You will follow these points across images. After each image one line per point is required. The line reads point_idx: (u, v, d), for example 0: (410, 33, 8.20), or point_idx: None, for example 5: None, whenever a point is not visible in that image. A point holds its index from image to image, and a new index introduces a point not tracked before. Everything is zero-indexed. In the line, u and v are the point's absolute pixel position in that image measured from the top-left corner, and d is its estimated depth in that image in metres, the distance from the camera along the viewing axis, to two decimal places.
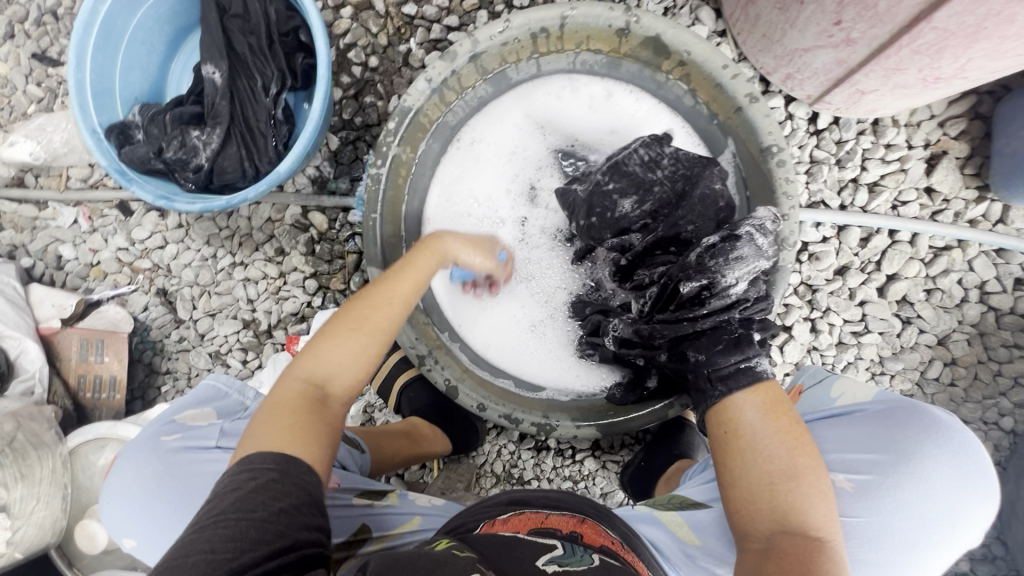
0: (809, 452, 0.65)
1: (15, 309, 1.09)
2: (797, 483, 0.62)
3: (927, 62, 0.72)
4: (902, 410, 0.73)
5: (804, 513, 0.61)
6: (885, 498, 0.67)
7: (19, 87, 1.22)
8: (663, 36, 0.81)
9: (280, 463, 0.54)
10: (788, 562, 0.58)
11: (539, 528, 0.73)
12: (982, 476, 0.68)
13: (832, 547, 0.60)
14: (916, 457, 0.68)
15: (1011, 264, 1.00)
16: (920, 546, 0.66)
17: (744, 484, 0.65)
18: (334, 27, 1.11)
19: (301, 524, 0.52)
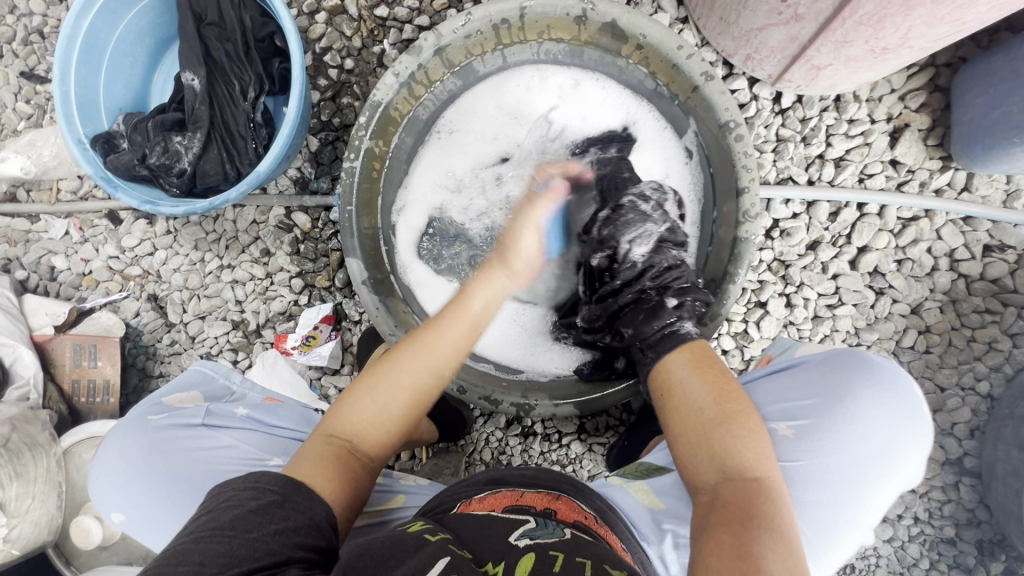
0: (739, 399, 0.67)
1: (9, 318, 1.12)
2: (730, 428, 0.64)
3: (871, 33, 0.75)
4: (838, 356, 0.79)
5: (741, 458, 0.63)
6: (821, 439, 0.73)
7: (9, 105, 1.25)
8: (620, 22, 0.84)
9: (284, 489, 0.56)
10: (728, 510, 0.59)
11: (514, 505, 0.71)
12: (916, 410, 0.73)
13: (773, 485, 0.61)
14: (850, 398, 0.74)
15: (979, 231, 1.02)
16: (859, 481, 0.72)
17: (683, 438, 0.67)
18: (309, 32, 1.15)
19: (294, 543, 0.53)
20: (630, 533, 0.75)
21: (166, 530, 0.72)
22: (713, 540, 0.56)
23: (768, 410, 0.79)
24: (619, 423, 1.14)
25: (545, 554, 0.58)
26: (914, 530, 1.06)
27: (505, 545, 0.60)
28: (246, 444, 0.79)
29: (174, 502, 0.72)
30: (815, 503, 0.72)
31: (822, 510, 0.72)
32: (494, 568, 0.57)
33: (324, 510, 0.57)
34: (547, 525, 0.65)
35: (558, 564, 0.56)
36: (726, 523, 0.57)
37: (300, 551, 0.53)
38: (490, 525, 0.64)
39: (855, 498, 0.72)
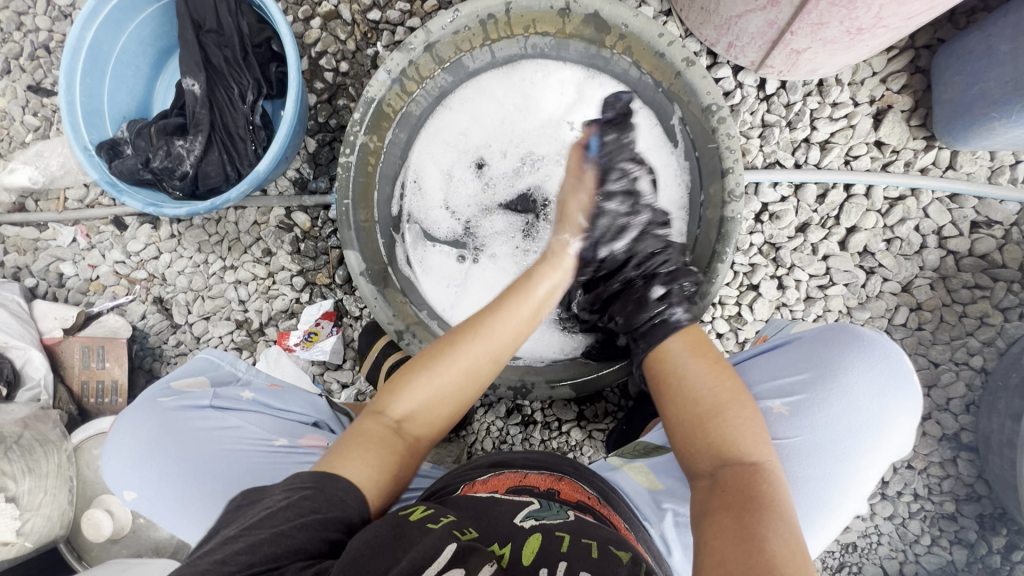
0: (734, 388, 0.69)
1: (20, 322, 1.15)
2: (725, 416, 0.67)
3: (845, 13, 0.78)
4: (831, 331, 0.79)
5: (739, 443, 0.65)
6: (814, 416, 0.74)
7: (17, 118, 1.29)
8: (602, 12, 0.87)
9: (315, 482, 0.58)
10: (728, 493, 0.61)
11: (517, 486, 0.71)
12: (906, 382, 0.75)
13: (769, 469, 0.63)
14: (842, 372, 0.75)
15: (965, 208, 1.04)
16: (852, 454, 0.73)
17: (681, 424, 0.69)
18: (304, 37, 1.18)
19: (319, 537, 0.53)
20: (632, 514, 0.75)
21: (178, 504, 0.79)
22: (716, 523, 0.58)
23: (763, 387, 0.79)
24: (618, 408, 1.15)
25: (552, 534, 0.58)
26: (914, 506, 1.07)
27: (511, 526, 0.59)
28: (253, 424, 0.87)
29: (188, 475, 0.80)
30: (810, 476, 0.73)
31: (818, 484, 0.73)
32: (501, 549, 0.57)
33: (357, 506, 0.58)
34: (551, 506, 0.66)
35: (565, 545, 0.57)
36: (727, 507, 0.59)
37: (324, 545, 0.53)
38: (493, 507, 0.63)
39: (848, 470, 0.73)
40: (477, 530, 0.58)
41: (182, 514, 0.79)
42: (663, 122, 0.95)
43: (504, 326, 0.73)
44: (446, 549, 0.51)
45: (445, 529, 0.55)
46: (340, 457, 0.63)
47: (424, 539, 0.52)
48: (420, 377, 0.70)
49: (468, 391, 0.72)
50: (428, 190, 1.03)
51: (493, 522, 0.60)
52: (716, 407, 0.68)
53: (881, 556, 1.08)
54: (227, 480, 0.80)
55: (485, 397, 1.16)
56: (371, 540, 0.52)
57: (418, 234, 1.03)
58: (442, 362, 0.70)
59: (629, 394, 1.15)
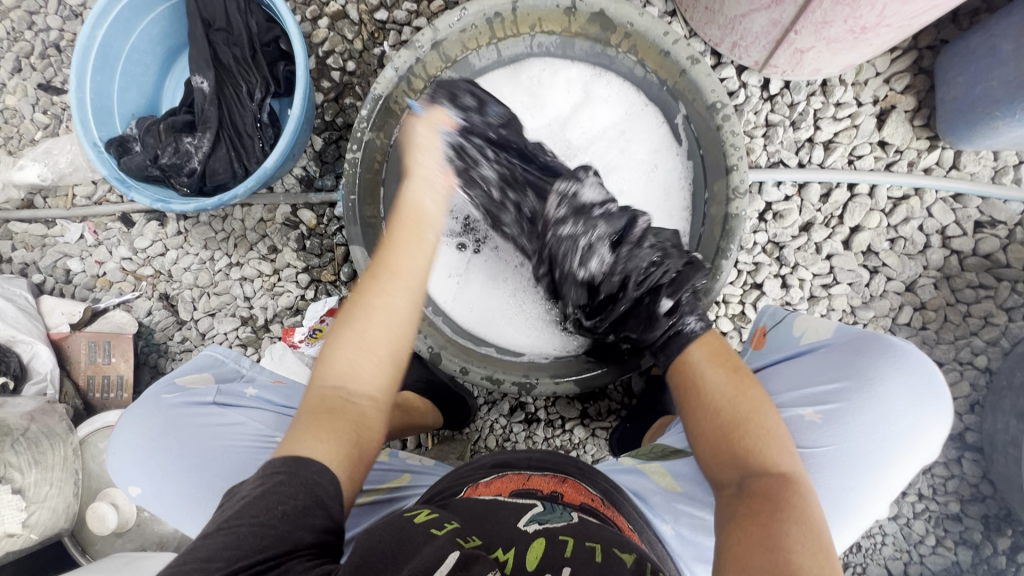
0: (762, 401, 0.69)
1: (28, 317, 1.16)
2: (750, 424, 0.67)
3: (849, 12, 0.79)
4: (862, 340, 0.79)
5: (766, 455, 0.65)
6: (849, 425, 0.74)
7: (27, 116, 1.30)
8: (607, 11, 0.88)
9: (287, 465, 0.57)
10: (755, 500, 0.61)
11: (521, 489, 0.70)
12: (938, 393, 0.75)
13: (798, 480, 0.63)
14: (879, 382, 0.75)
15: (969, 207, 1.04)
16: (883, 463, 0.73)
17: (708, 434, 0.70)
18: (312, 37, 1.19)
19: (303, 527, 0.54)
20: (637, 513, 0.75)
21: (181, 499, 0.80)
22: (741, 531, 0.59)
23: (794, 395, 0.78)
24: (621, 407, 1.16)
25: (555, 539, 0.58)
26: (919, 506, 1.06)
27: (514, 531, 0.59)
28: (255, 420, 0.87)
29: (192, 471, 0.80)
30: (840, 484, 0.72)
31: (848, 491, 0.72)
32: (504, 554, 0.55)
33: (331, 485, 0.58)
34: (554, 510, 0.65)
35: (568, 550, 0.56)
36: (755, 514, 0.59)
37: (309, 534, 0.54)
38: (496, 511, 0.63)
39: (879, 480, 0.73)
40: (481, 534, 0.58)
41: (184, 509, 0.79)
42: (668, 120, 0.96)
43: (411, 261, 0.71)
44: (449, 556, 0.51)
45: (448, 536, 0.54)
46: (293, 433, 0.62)
47: (426, 546, 0.53)
48: (349, 334, 0.67)
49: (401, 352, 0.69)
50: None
51: (497, 523, 0.60)
52: (745, 417, 0.68)
53: (885, 556, 1.08)
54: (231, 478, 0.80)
55: (489, 395, 1.17)
56: (373, 548, 0.54)
57: None
58: (358, 319, 0.68)
59: (633, 392, 1.15)
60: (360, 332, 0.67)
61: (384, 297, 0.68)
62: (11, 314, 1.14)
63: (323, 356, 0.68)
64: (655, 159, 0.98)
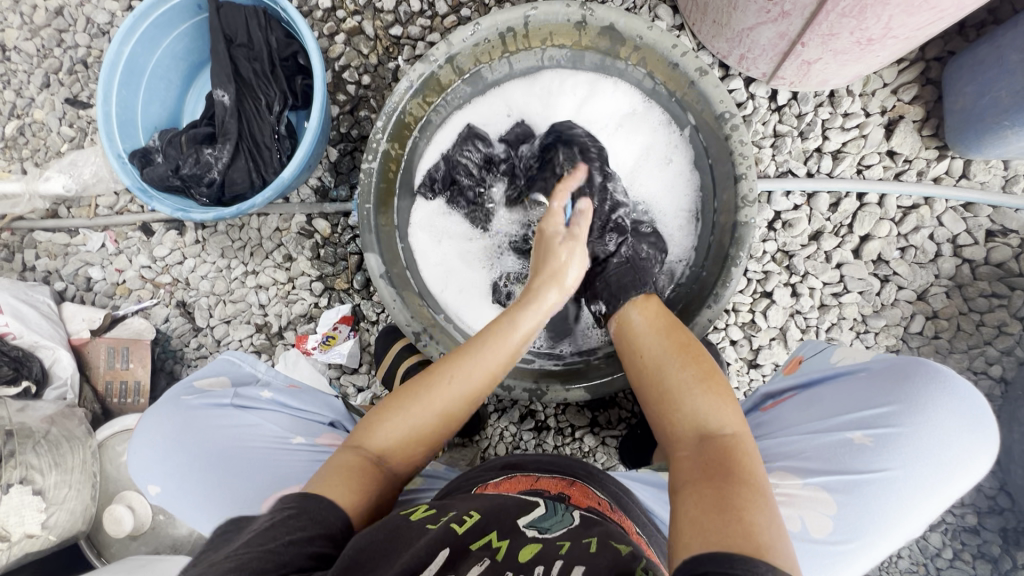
0: (706, 365, 0.70)
1: (50, 322, 1.19)
2: (696, 391, 0.66)
3: (855, 24, 0.80)
4: (911, 362, 0.76)
5: (711, 415, 0.64)
6: (902, 449, 0.72)
7: (54, 129, 1.35)
8: (617, 25, 0.89)
9: (298, 501, 0.59)
10: (709, 465, 0.58)
11: (529, 489, 0.71)
12: (985, 418, 0.73)
13: (744, 441, 0.61)
14: (931, 408, 0.73)
15: (980, 216, 1.04)
16: (931, 489, 0.71)
17: (654, 404, 0.70)
18: (329, 52, 1.23)
19: (304, 553, 0.54)
20: (647, 518, 0.75)
21: (197, 500, 0.81)
22: (691, 489, 0.56)
23: (843, 419, 0.76)
24: (631, 415, 1.15)
25: (552, 543, 0.56)
26: (936, 519, 1.05)
27: (512, 526, 0.59)
28: (272, 423, 0.88)
29: (214, 472, 0.82)
30: (889, 509, 0.71)
31: (896, 517, 0.71)
32: (498, 542, 0.56)
33: (341, 521, 0.60)
34: (555, 511, 0.64)
35: (564, 548, 0.55)
36: (706, 478, 0.56)
37: (309, 560, 0.54)
38: (502, 501, 0.63)
39: (925, 505, 0.72)
40: (481, 512, 0.60)
41: (199, 512, 0.80)
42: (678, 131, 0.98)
43: (485, 359, 0.72)
44: (439, 554, 0.53)
45: (443, 529, 0.57)
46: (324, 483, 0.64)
47: (418, 541, 0.55)
48: (400, 412, 0.70)
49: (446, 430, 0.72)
50: (429, 213, 1.06)
51: (498, 511, 0.61)
52: (689, 378, 0.68)
53: (902, 570, 1.06)
54: (252, 484, 0.80)
55: (499, 402, 1.17)
56: (363, 548, 0.54)
57: (435, 239, 1.06)
58: (417, 398, 0.70)
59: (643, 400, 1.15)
60: (421, 412, 0.70)
61: (458, 388, 0.71)
62: (34, 320, 1.17)
63: (378, 414, 0.71)
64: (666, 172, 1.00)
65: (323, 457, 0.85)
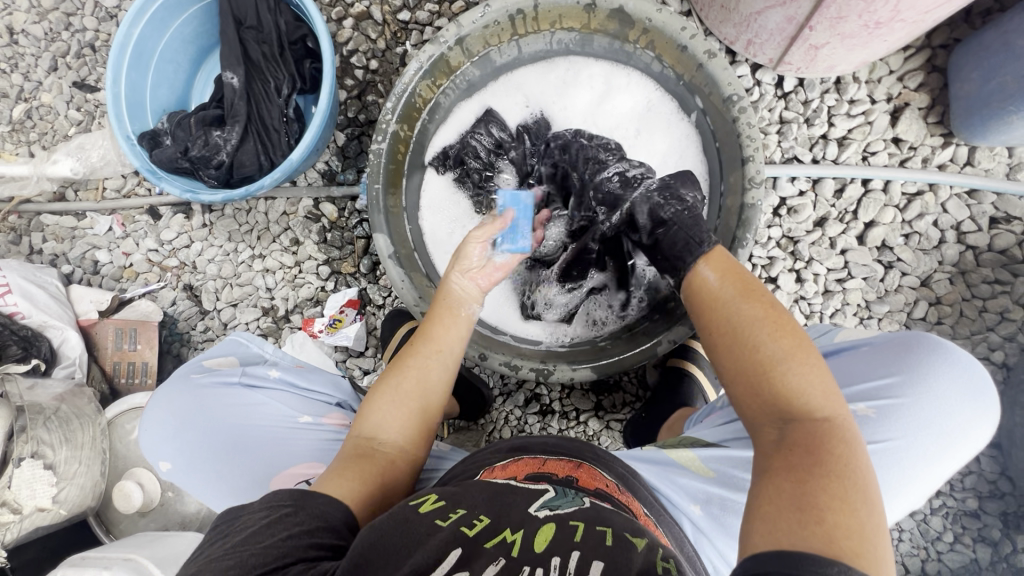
0: (797, 338, 0.63)
1: (58, 304, 1.20)
2: (791, 367, 0.60)
3: (863, 7, 0.81)
4: (911, 336, 0.77)
5: (809, 397, 0.59)
6: (903, 418, 0.72)
7: (61, 112, 1.35)
8: (626, 7, 0.90)
9: (296, 499, 0.60)
10: (795, 454, 0.56)
11: (535, 473, 0.71)
12: (985, 390, 0.74)
13: (841, 427, 0.57)
14: (930, 377, 0.73)
15: (984, 203, 1.05)
16: (930, 457, 0.72)
17: (736, 372, 0.64)
18: (337, 36, 1.24)
19: (305, 545, 0.56)
20: (653, 496, 0.76)
21: (209, 476, 0.82)
22: (774, 487, 0.54)
23: (845, 391, 0.76)
24: (635, 399, 1.17)
25: (566, 523, 0.57)
26: (936, 502, 1.06)
27: (525, 515, 0.59)
28: (278, 402, 0.87)
29: (222, 449, 0.82)
30: (892, 478, 0.72)
31: (897, 485, 0.72)
32: (512, 537, 0.56)
33: (341, 513, 0.60)
34: (567, 496, 0.64)
35: (578, 534, 0.56)
36: (790, 469, 0.55)
37: (313, 551, 0.56)
38: (511, 492, 0.63)
39: (926, 473, 0.73)
40: (489, 513, 0.59)
41: (212, 489, 0.82)
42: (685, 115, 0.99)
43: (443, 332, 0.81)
44: (450, 556, 0.53)
45: (453, 530, 0.56)
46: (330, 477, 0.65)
47: (427, 544, 0.54)
48: (381, 399, 0.74)
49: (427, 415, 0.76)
50: (438, 197, 1.07)
51: (506, 504, 0.60)
52: (783, 354, 0.61)
53: (902, 552, 1.07)
54: (259, 462, 0.80)
55: (504, 386, 1.18)
56: (372, 545, 0.54)
57: (444, 221, 1.06)
58: (397, 379, 0.76)
59: (647, 384, 1.16)
60: (395, 395, 0.75)
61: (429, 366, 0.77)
62: (43, 300, 1.17)
63: (362, 409, 0.75)
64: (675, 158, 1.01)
65: (330, 435, 0.84)
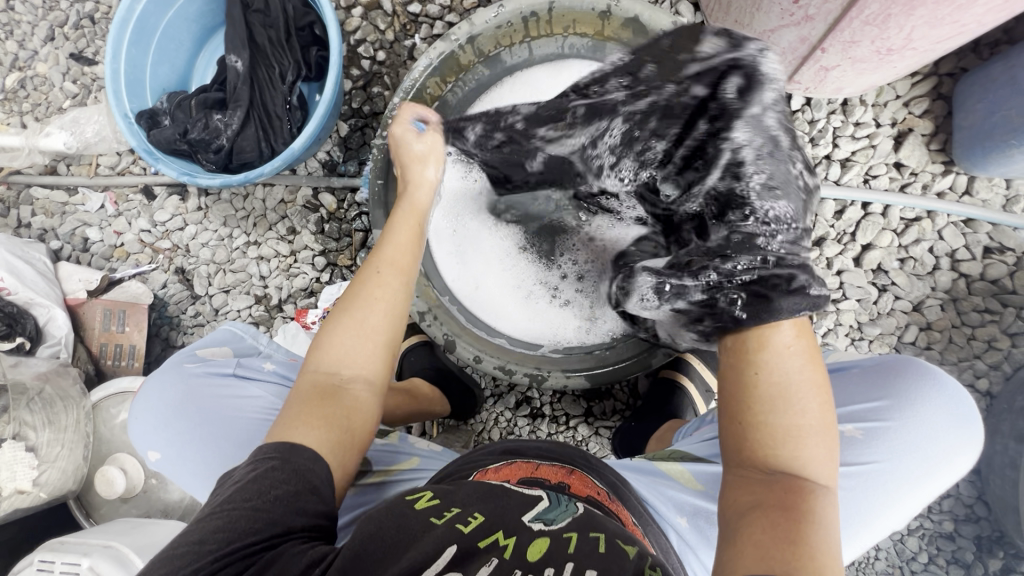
0: (831, 410, 0.61)
1: (45, 281, 1.18)
2: (817, 437, 0.59)
3: (876, 33, 0.81)
4: (901, 361, 0.79)
5: (814, 464, 0.59)
6: (891, 441, 0.73)
7: (56, 84, 1.31)
8: (641, 17, 0.90)
9: (279, 453, 0.59)
10: (789, 502, 0.56)
11: (529, 477, 0.71)
12: (972, 419, 0.75)
13: (831, 495, 0.59)
14: (919, 402, 0.75)
15: (979, 233, 1.06)
16: (918, 482, 0.73)
17: (750, 422, 0.61)
18: (345, 24, 1.22)
19: (294, 509, 0.56)
20: (642, 507, 0.76)
21: (198, 467, 0.80)
22: (764, 528, 0.54)
23: (834, 412, 0.78)
24: (626, 407, 1.17)
25: (560, 536, 0.57)
26: (913, 524, 1.08)
27: (520, 522, 0.59)
28: (271, 395, 0.86)
29: (214, 441, 0.80)
30: (875, 500, 0.73)
31: (881, 508, 0.73)
32: (506, 540, 0.56)
33: (324, 473, 0.60)
34: (560, 502, 0.64)
35: (572, 545, 0.56)
36: (786, 510, 0.55)
37: (300, 519, 0.56)
38: (503, 497, 0.62)
39: (909, 498, 0.74)
40: (485, 513, 0.59)
41: (199, 480, 0.80)
42: None
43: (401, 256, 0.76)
44: (446, 551, 0.54)
45: (448, 527, 0.56)
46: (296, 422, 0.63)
47: (423, 541, 0.54)
48: (341, 329, 0.70)
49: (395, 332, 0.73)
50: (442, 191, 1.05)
51: (502, 509, 0.60)
52: (812, 414, 0.59)
53: (877, 571, 1.10)
54: (252, 454, 0.79)
55: (496, 387, 1.18)
56: (372, 535, 0.55)
57: (455, 216, 1.05)
58: (355, 308, 0.71)
59: (638, 393, 1.16)
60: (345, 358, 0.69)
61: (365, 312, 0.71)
62: (30, 277, 1.15)
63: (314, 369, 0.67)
64: None
65: None
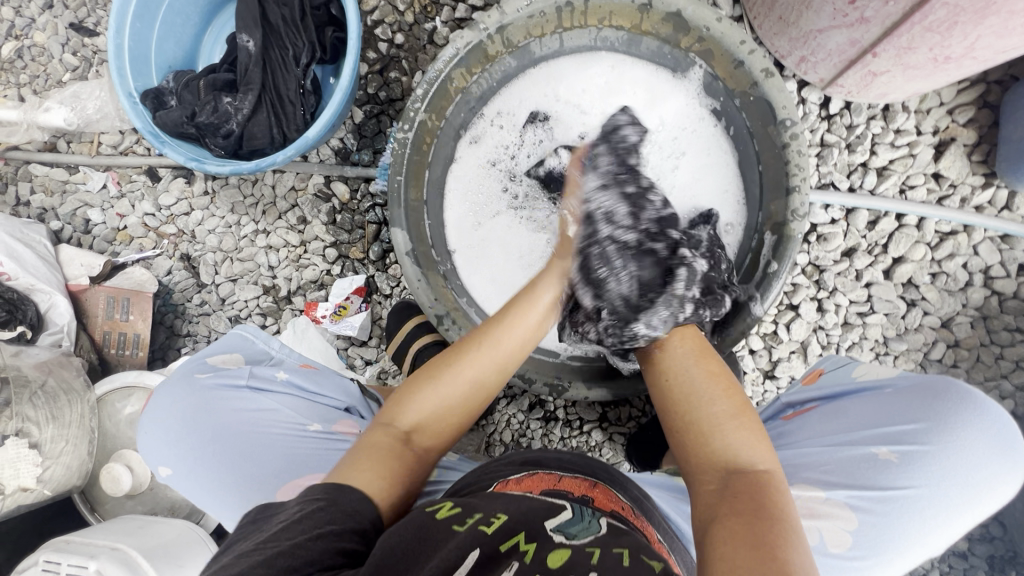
0: (740, 398, 0.66)
1: (46, 266, 1.14)
2: (732, 424, 0.63)
3: (938, 40, 0.76)
4: (940, 382, 0.77)
5: (744, 453, 0.61)
6: (929, 466, 0.72)
7: (55, 56, 1.25)
8: (684, 12, 0.84)
9: (328, 492, 0.57)
10: (740, 499, 0.57)
11: (551, 488, 0.69)
12: (1016, 446, 0.73)
13: (778, 479, 0.60)
14: (958, 426, 0.73)
15: (1016, 250, 1.03)
16: (957, 510, 0.71)
17: (680, 433, 0.66)
18: (363, 4, 1.15)
19: (335, 548, 0.52)
20: (666, 522, 0.74)
21: (211, 485, 0.77)
22: (722, 528, 0.54)
23: (866, 432, 0.77)
24: (642, 414, 1.14)
25: (581, 550, 0.54)
26: None
27: (540, 530, 0.56)
28: (286, 408, 0.83)
29: (227, 459, 0.77)
30: (912, 527, 0.71)
31: (918, 535, 0.71)
32: (526, 544, 0.54)
33: (371, 513, 0.58)
34: (582, 515, 0.61)
35: (595, 558, 0.53)
36: (740, 512, 0.55)
37: (339, 557, 0.52)
38: (529, 504, 0.60)
39: (947, 526, 0.71)
40: (507, 513, 0.58)
41: (212, 499, 0.76)
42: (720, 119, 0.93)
43: (517, 317, 0.75)
44: (470, 556, 0.52)
45: (471, 530, 0.55)
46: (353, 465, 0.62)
47: (446, 545, 0.53)
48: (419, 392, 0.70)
49: (477, 402, 0.72)
50: (465, 175, 1.00)
51: (524, 512, 0.59)
52: (722, 413, 0.65)
53: None
54: (267, 470, 0.76)
55: (509, 389, 1.15)
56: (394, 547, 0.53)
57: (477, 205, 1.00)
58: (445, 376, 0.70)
59: (655, 401, 1.13)
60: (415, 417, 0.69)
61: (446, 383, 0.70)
62: (30, 261, 1.11)
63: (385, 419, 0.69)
64: (710, 186, 0.96)
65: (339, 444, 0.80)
